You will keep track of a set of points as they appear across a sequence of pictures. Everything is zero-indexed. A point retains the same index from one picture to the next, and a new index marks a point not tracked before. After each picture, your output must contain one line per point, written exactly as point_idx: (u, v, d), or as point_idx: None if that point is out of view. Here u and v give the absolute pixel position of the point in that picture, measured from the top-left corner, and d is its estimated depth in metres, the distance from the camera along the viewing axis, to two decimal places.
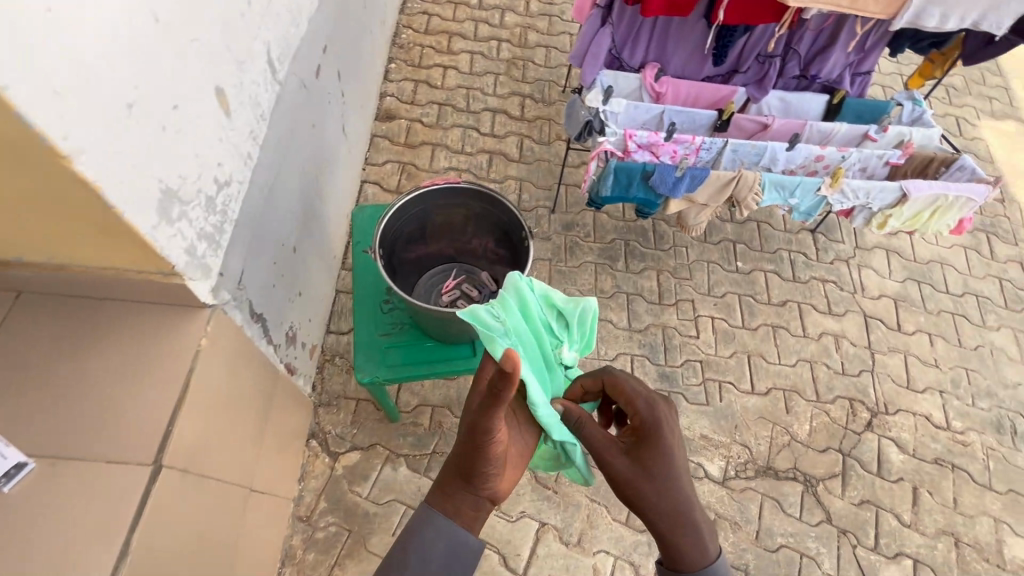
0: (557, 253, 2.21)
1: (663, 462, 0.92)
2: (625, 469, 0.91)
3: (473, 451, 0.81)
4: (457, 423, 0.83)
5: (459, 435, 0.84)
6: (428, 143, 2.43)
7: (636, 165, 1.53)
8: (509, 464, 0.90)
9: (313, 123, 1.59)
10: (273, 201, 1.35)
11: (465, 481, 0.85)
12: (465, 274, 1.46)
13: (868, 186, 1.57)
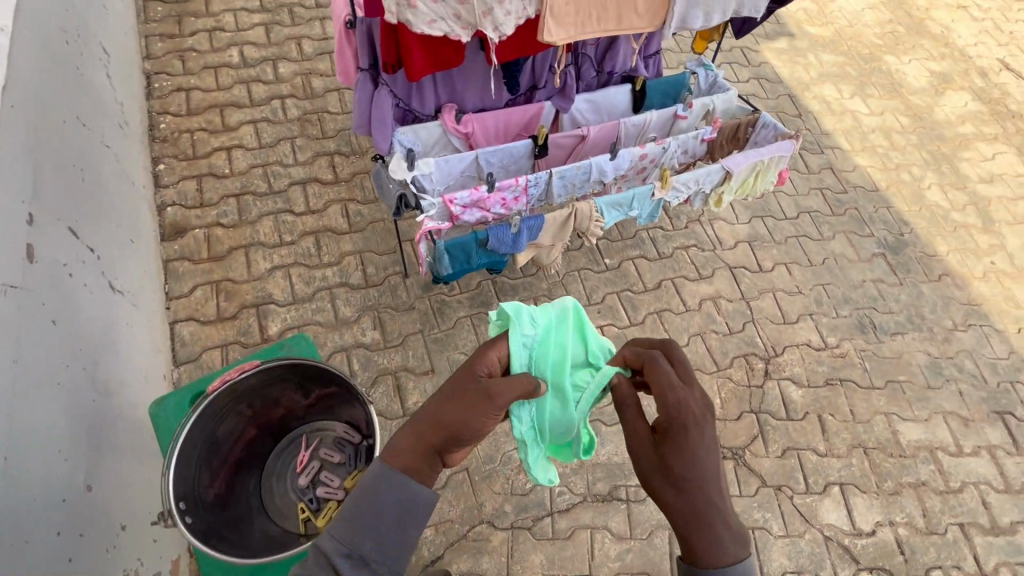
0: (427, 320, 2.00)
1: (692, 464, 0.81)
2: (647, 458, 0.84)
3: (467, 419, 0.84)
4: (479, 394, 0.85)
5: (461, 404, 0.85)
6: (238, 247, 2.06)
7: (467, 237, 1.37)
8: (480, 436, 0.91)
9: (51, 318, 1.21)
10: (21, 466, 0.99)
11: (437, 437, 0.83)
12: (315, 437, 1.34)
13: (694, 175, 1.55)
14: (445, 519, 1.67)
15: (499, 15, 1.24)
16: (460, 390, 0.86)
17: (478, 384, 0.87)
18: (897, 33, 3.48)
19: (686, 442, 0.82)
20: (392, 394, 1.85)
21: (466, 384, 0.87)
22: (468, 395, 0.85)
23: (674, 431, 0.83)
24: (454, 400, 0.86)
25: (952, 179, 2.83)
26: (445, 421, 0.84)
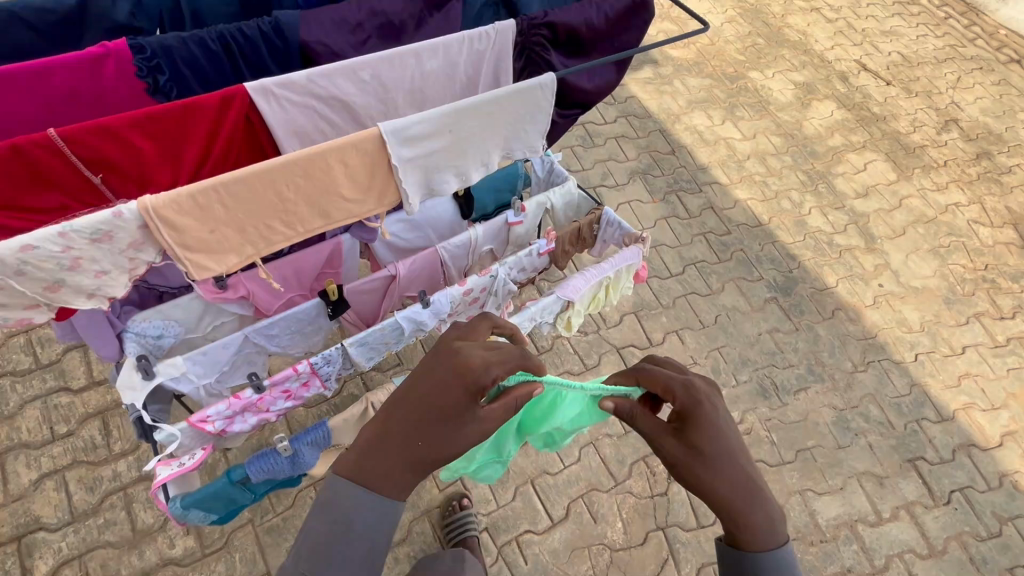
0: (257, 505, 1.61)
1: (708, 435, 0.82)
2: (676, 449, 0.82)
3: (450, 439, 0.77)
4: (463, 412, 0.77)
5: (436, 414, 0.77)
6: None
7: (216, 485, 1.00)
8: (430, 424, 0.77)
9: None
10: None
11: (414, 456, 0.76)
12: None
13: (526, 316, 1.26)
14: None
15: (81, 282, 0.77)
16: (440, 401, 0.77)
17: (460, 398, 0.77)
18: (757, 47, 3.39)
19: (708, 421, 0.82)
20: None
21: (452, 395, 0.77)
22: (450, 407, 0.77)
23: (696, 415, 0.83)
24: (428, 418, 0.77)
25: (830, 199, 2.74)
26: (422, 440, 0.76)
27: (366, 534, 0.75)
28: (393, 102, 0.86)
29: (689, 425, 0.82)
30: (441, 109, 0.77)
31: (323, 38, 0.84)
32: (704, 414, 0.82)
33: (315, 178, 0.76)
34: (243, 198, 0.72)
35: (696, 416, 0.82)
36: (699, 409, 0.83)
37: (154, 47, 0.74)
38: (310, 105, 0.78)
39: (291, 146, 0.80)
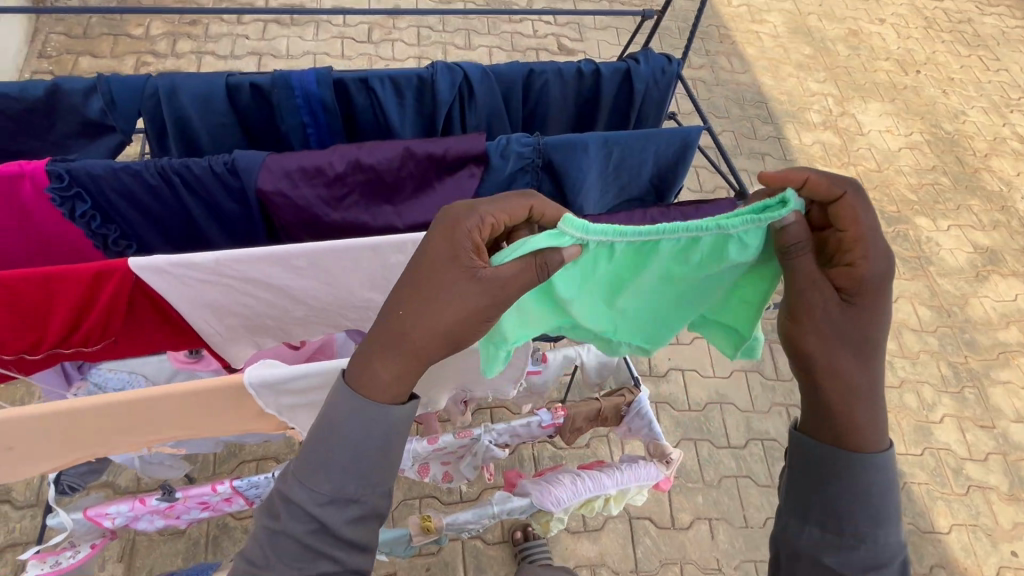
0: (189, 554, 1.47)
1: (874, 314, 0.56)
2: (827, 307, 0.56)
3: (445, 310, 0.53)
4: (459, 276, 0.53)
5: (427, 286, 0.54)
6: None
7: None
8: (427, 302, 0.53)
9: None
10: None
11: (411, 337, 0.53)
12: None
13: (475, 517, 1.04)
14: None
15: None
16: (433, 269, 0.54)
17: (450, 259, 0.53)
18: (938, 187, 2.74)
19: (888, 306, 0.55)
20: None
21: (446, 255, 0.54)
22: (443, 279, 0.54)
23: (875, 286, 0.55)
24: (420, 284, 0.53)
25: (975, 412, 2.12)
26: (412, 314, 0.53)
27: (358, 458, 0.53)
28: (344, 286, 0.67)
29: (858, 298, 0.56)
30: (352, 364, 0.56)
31: (283, 189, 0.68)
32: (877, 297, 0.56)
33: (148, 416, 0.58)
34: (58, 432, 0.57)
35: (872, 298, 0.55)
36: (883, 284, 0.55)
37: (74, 174, 0.63)
38: (226, 284, 0.62)
39: (202, 316, 0.66)
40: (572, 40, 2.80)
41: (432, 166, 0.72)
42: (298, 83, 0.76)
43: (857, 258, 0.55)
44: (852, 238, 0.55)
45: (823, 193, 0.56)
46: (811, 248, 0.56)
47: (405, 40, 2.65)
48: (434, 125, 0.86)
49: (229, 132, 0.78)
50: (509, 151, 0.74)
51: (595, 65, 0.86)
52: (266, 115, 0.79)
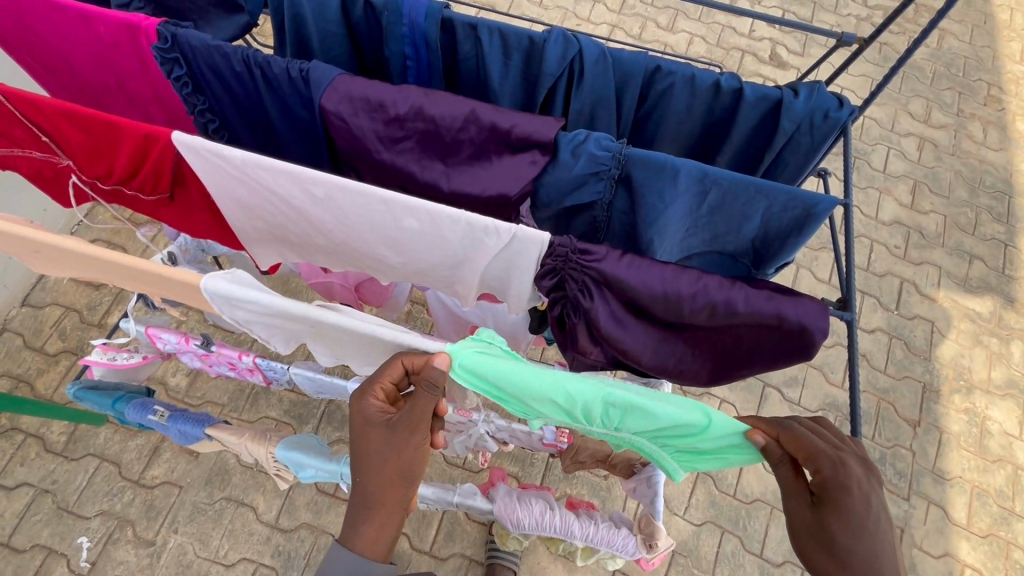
0: (229, 394, 1.66)
1: (856, 527, 0.52)
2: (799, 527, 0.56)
3: (394, 450, 0.63)
4: (384, 428, 0.62)
5: (373, 450, 0.63)
6: None
7: (125, 419, 1.10)
8: (376, 464, 0.64)
9: None
10: None
11: (379, 491, 0.65)
12: None
13: (435, 495, 1.00)
14: None
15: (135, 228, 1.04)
16: (361, 439, 0.64)
17: (375, 424, 0.62)
18: None
19: (862, 506, 0.52)
20: (141, 455, 1.67)
21: (368, 421, 0.63)
22: (374, 438, 0.63)
23: (844, 496, 0.53)
24: (362, 451, 0.64)
25: None
26: (372, 466, 0.64)
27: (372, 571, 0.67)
28: (357, 230, 0.65)
29: (827, 504, 0.54)
30: (300, 312, 0.53)
31: (343, 114, 0.66)
32: (854, 502, 0.52)
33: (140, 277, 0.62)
34: (61, 255, 0.61)
35: (840, 503, 0.53)
36: (849, 493, 0.52)
37: (178, 40, 0.67)
38: (251, 184, 0.63)
39: (232, 207, 0.68)
40: (791, 53, 2.41)
41: (494, 139, 0.65)
42: (408, 12, 0.72)
43: (819, 473, 0.54)
44: (809, 451, 0.55)
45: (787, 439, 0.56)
46: (782, 460, 0.58)
47: (607, 4, 2.46)
48: (533, 97, 0.78)
49: (337, 41, 0.78)
50: (582, 151, 0.64)
51: (739, 83, 0.70)
52: (374, 32, 0.77)
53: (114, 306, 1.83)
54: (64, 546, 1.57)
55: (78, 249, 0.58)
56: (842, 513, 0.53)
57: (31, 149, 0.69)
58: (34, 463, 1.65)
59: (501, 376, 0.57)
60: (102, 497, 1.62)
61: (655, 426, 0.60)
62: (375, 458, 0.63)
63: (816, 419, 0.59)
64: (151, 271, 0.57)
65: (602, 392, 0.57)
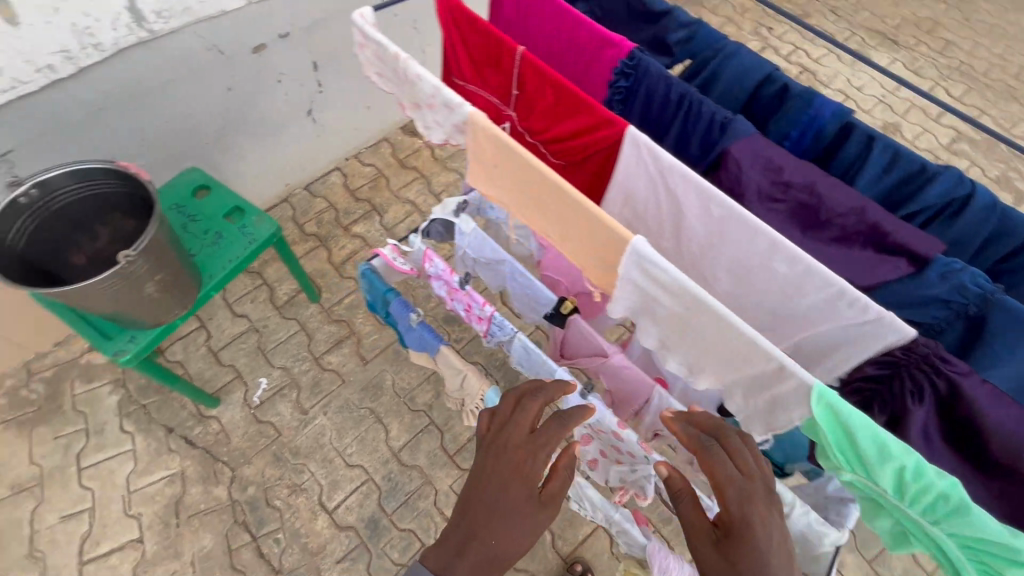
0: None
1: (750, 552, 0.71)
2: (706, 562, 0.74)
3: (528, 513, 0.85)
4: (528, 487, 0.86)
5: (513, 509, 0.84)
6: (418, 171, 2.37)
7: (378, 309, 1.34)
8: (502, 516, 0.84)
9: (227, 85, 1.71)
10: (114, 132, 1.55)
11: (501, 545, 0.83)
12: (93, 265, 1.31)
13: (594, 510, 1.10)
14: (226, 440, 1.77)
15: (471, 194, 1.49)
16: (501, 481, 0.86)
17: (523, 480, 0.86)
18: None
19: (756, 535, 0.71)
20: (328, 340, 1.96)
21: (515, 480, 0.86)
22: (515, 499, 0.85)
23: (739, 525, 0.73)
24: (500, 507, 0.84)
25: None
26: (507, 522, 0.84)
27: None
28: (713, 250, 0.78)
29: (727, 530, 0.74)
30: (698, 294, 0.64)
31: (743, 162, 0.79)
32: (753, 531, 0.71)
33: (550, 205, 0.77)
34: (506, 171, 0.78)
35: (738, 530, 0.72)
36: (750, 526, 0.71)
37: (642, 65, 0.86)
38: (654, 184, 0.78)
39: (614, 193, 0.85)
40: None
41: (867, 234, 0.74)
42: (818, 105, 0.84)
43: (725, 503, 0.75)
44: (724, 476, 0.76)
45: (718, 463, 0.77)
46: (686, 496, 0.81)
47: None
48: (891, 212, 0.84)
49: (733, 103, 0.92)
50: (952, 277, 0.69)
51: None
52: (772, 110, 0.90)
53: (362, 222, 2.21)
54: (248, 378, 1.88)
55: (535, 169, 0.72)
56: (747, 538, 0.71)
57: (493, 95, 0.94)
58: (257, 306, 2.01)
59: (853, 424, 0.61)
60: (288, 357, 1.93)
61: (970, 531, 0.61)
62: (503, 507, 0.85)
63: (738, 444, 0.79)
64: (579, 210, 0.71)
65: (940, 477, 0.60)
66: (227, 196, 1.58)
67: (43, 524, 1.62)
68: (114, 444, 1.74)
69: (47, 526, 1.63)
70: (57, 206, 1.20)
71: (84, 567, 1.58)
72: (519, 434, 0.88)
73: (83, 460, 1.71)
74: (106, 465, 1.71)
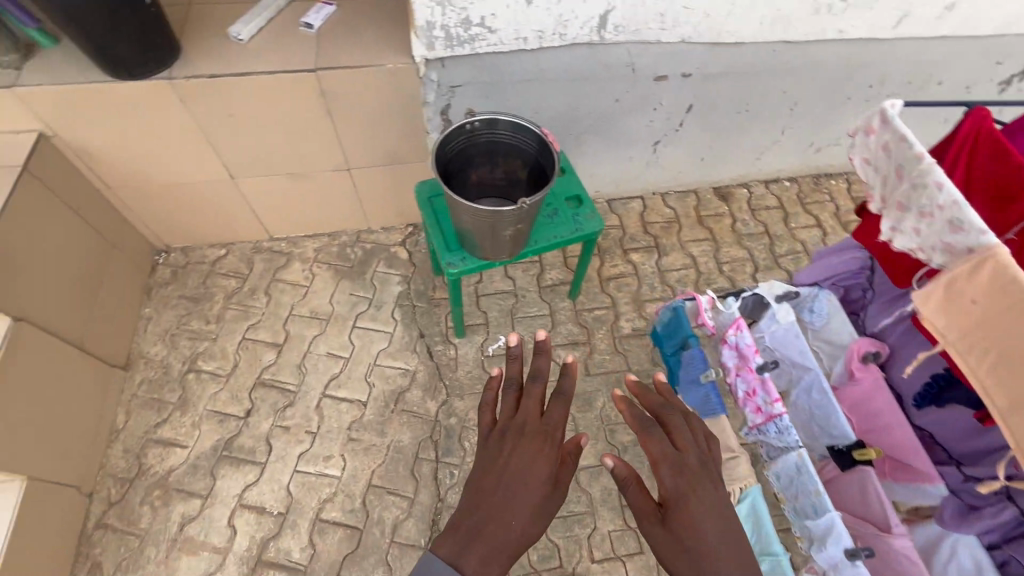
0: None
1: (689, 503, 1.06)
2: (661, 530, 1.05)
3: (534, 492, 1.08)
4: (539, 472, 1.11)
5: (519, 495, 1.07)
6: (711, 233, 2.38)
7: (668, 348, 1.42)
8: (512, 491, 1.07)
9: (617, 98, 1.92)
10: (523, 100, 1.85)
11: (516, 522, 1.03)
12: (480, 186, 1.60)
13: None
14: (454, 369, 1.99)
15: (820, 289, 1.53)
16: (511, 473, 1.09)
17: (528, 470, 1.10)
18: None
19: (693, 494, 1.07)
20: (566, 337, 2.08)
21: (522, 469, 1.10)
22: (523, 484, 1.08)
23: (675, 485, 1.09)
24: (508, 494, 1.06)
25: None
26: (515, 507, 1.05)
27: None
28: None
29: (668, 493, 1.08)
30: None
31: None
32: (688, 488, 1.08)
33: None
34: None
35: (675, 491, 1.08)
36: (684, 487, 1.08)
37: None
38: None
39: None
40: None
41: None
42: None
43: (659, 459, 1.13)
44: (659, 442, 1.15)
45: (656, 439, 1.16)
46: (631, 476, 1.10)
47: None
48: None
49: None
50: None
51: None
52: None
53: (641, 254, 2.30)
54: (492, 330, 2.08)
55: None
56: (684, 496, 1.07)
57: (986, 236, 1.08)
58: (525, 276, 2.22)
59: None
60: (529, 332, 2.09)
61: None
62: (516, 482, 1.08)
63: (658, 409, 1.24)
64: None
65: None
66: (570, 188, 1.76)
67: (313, 350, 2.00)
68: (383, 322, 2.08)
69: (314, 353, 2.00)
70: (487, 140, 1.47)
71: (321, 399, 1.90)
72: (536, 420, 1.20)
73: (358, 321, 2.08)
74: (371, 334, 2.05)
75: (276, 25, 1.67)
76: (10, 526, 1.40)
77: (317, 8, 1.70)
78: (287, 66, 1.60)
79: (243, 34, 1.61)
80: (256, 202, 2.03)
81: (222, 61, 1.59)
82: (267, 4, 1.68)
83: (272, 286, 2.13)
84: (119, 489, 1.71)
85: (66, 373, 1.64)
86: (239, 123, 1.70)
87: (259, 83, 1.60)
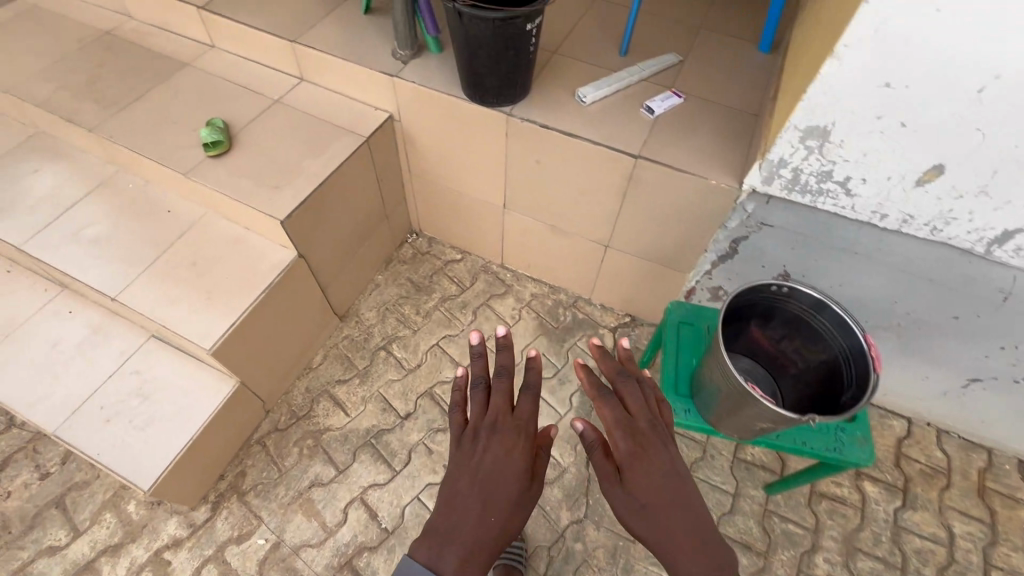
0: None
1: (658, 463, 0.97)
2: (641, 490, 0.94)
3: (511, 476, 0.93)
4: (512, 457, 0.95)
5: (494, 480, 0.92)
6: (991, 516, 1.76)
7: None
8: (493, 477, 0.92)
9: (955, 314, 1.51)
10: (833, 268, 1.57)
11: (491, 515, 0.88)
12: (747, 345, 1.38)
13: None
14: (604, 490, 1.79)
15: None
16: (478, 461, 0.94)
17: (502, 459, 0.95)
18: None
19: (655, 454, 0.98)
20: (740, 532, 1.72)
21: (491, 456, 0.95)
22: (496, 469, 0.93)
23: (642, 447, 1.00)
24: (482, 482, 0.91)
25: None
26: (487, 494, 0.90)
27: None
28: None
29: (633, 456, 0.98)
30: None
31: None
32: (651, 447, 0.99)
33: None
34: None
35: (638, 456, 0.98)
36: (646, 442, 1.00)
37: None
38: None
39: None
40: None
41: None
42: None
43: (616, 421, 1.03)
44: (614, 402, 1.06)
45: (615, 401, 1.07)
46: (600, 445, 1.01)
47: None
48: None
49: None
50: None
51: None
52: None
53: (880, 488, 1.80)
54: None
55: None
56: (645, 451, 0.98)
57: None
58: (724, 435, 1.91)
59: None
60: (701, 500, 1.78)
61: None
62: (494, 468, 0.93)
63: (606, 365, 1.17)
64: None
65: None
66: None
67: None
68: (558, 400, 1.97)
69: None
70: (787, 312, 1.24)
71: None
72: (507, 416, 1.02)
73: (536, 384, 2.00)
74: (541, 405, 1.95)
75: (618, 100, 1.67)
76: (212, 415, 1.61)
77: (665, 96, 1.66)
78: (611, 142, 1.57)
79: (588, 98, 1.64)
80: (510, 234, 2.09)
81: (556, 116, 1.63)
82: (621, 77, 1.70)
83: (481, 309, 2.18)
84: (287, 420, 1.89)
85: (305, 307, 1.85)
86: (539, 170, 1.74)
87: (577, 148, 1.60)
